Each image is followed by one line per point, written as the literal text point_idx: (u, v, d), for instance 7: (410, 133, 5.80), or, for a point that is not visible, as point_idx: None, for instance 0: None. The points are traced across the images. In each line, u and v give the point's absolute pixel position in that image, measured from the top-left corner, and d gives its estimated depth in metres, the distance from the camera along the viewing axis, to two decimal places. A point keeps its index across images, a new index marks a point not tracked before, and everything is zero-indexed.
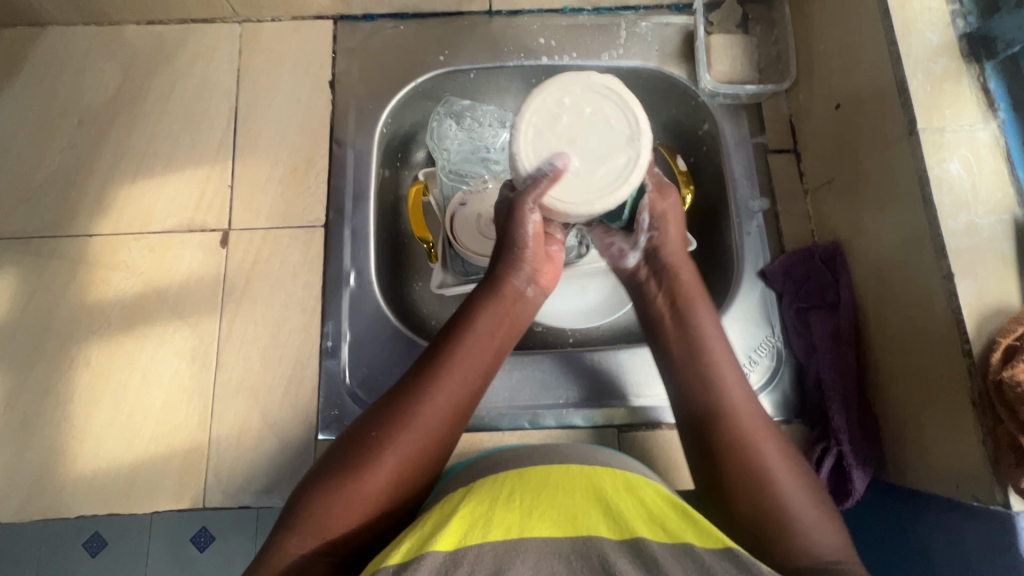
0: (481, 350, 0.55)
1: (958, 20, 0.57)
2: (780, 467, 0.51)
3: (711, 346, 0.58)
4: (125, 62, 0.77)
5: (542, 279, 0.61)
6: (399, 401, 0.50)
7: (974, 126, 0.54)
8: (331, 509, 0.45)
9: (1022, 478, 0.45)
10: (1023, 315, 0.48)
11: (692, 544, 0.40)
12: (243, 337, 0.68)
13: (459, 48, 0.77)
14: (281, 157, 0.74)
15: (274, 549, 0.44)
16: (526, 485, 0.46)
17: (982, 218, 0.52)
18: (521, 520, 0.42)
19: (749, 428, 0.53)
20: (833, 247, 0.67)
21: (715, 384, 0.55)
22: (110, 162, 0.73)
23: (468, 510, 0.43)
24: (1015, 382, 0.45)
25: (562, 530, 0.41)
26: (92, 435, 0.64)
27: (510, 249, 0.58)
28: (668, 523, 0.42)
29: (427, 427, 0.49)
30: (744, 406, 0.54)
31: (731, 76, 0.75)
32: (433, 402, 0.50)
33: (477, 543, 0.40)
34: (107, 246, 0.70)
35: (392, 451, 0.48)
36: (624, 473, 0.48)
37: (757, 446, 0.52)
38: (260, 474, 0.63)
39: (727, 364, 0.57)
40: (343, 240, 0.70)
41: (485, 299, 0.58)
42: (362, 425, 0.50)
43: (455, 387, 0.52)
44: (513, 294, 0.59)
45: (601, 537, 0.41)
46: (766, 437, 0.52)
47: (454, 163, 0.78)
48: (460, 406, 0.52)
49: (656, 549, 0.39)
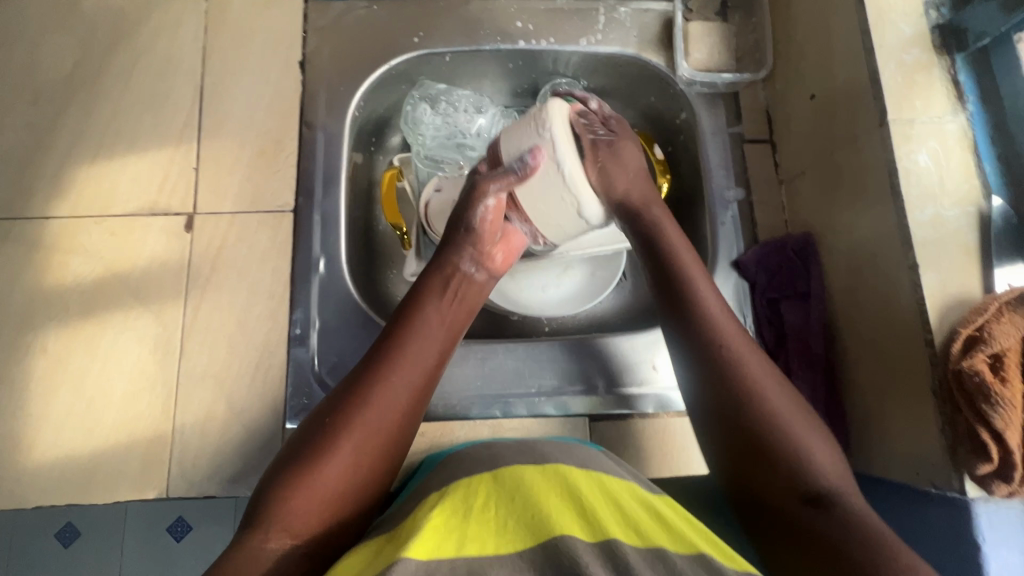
0: (435, 331, 0.55)
1: (930, 11, 0.57)
2: (776, 398, 0.49)
3: (692, 281, 0.55)
4: (84, 37, 0.73)
5: (493, 264, 0.61)
6: (352, 389, 0.50)
7: (942, 118, 0.55)
8: (295, 501, 0.44)
9: (978, 465, 0.46)
10: (983, 306, 0.48)
11: (664, 548, 0.40)
12: (208, 324, 0.66)
13: (434, 29, 0.75)
14: (249, 139, 0.72)
15: (239, 546, 0.42)
16: (498, 494, 0.46)
17: (947, 210, 0.53)
18: (495, 535, 0.42)
19: (741, 361, 0.51)
20: (805, 238, 0.68)
21: (706, 322, 0.53)
22: (69, 141, 0.70)
23: (439, 521, 0.43)
24: (973, 372, 0.46)
25: (532, 535, 0.41)
26: (49, 425, 0.62)
27: (457, 232, 0.59)
28: (642, 527, 0.42)
29: (382, 413, 0.49)
30: (736, 339, 0.52)
31: (708, 64, 0.75)
32: (386, 386, 0.50)
33: (451, 555, 0.40)
34: (65, 230, 0.67)
35: (347, 438, 0.47)
36: (600, 476, 0.48)
37: (750, 379, 0.50)
38: (226, 463, 0.62)
39: (710, 300, 0.54)
40: (313, 226, 0.69)
41: (434, 278, 0.58)
42: (315, 415, 0.49)
43: (408, 366, 0.51)
44: (463, 278, 0.59)
45: (573, 536, 0.40)
46: (764, 371, 0.50)
47: (429, 149, 0.76)
48: (419, 388, 0.51)
49: (628, 552, 0.39)
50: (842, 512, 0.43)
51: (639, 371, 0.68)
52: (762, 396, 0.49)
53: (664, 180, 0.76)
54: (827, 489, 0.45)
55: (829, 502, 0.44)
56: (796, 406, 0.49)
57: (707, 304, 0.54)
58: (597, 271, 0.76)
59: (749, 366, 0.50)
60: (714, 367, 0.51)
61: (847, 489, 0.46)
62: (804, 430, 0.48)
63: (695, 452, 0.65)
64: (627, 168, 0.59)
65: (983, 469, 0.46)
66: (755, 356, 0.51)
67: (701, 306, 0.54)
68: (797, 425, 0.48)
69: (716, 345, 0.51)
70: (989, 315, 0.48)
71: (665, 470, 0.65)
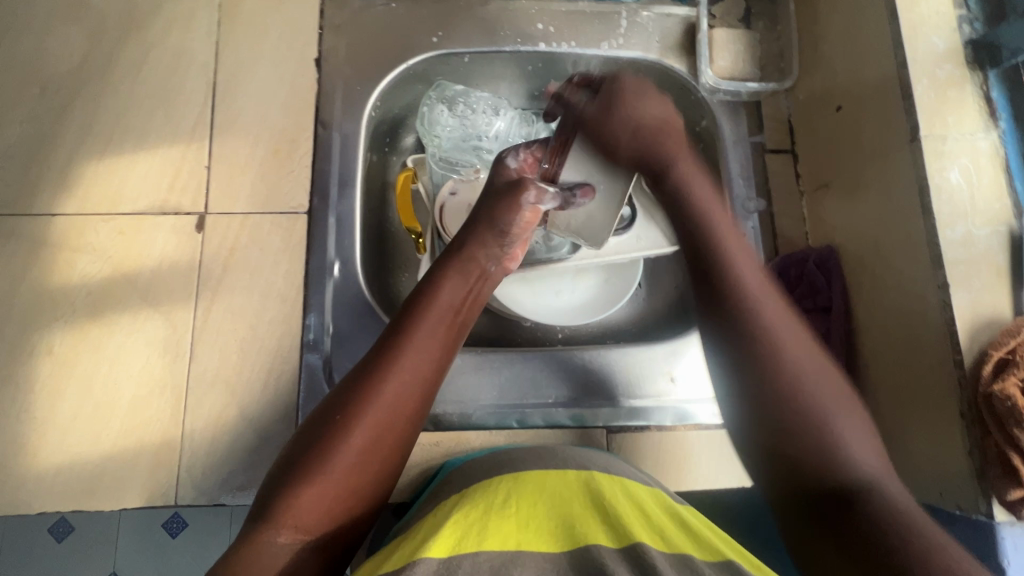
0: (446, 325, 0.53)
1: (964, 26, 0.57)
2: (818, 392, 0.51)
3: (737, 268, 0.58)
4: (93, 28, 0.71)
5: (513, 264, 0.60)
6: (360, 384, 0.48)
7: (975, 135, 0.54)
8: (306, 498, 0.43)
9: (1009, 489, 0.46)
10: (1015, 328, 0.48)
11: (690, 555, 0.40)
12: (219, 327, 0.64)
13: (454, 29, 0.74)
14: (262, 137, 0.70)
15: (250, 541, 0.42)
16: (520, 492, 0.45)
17: (978, 228, 0.52)
18: (517, 532, 0.41)
19: (774, 334, 0.54)
20: (828, 251, 0.66)
21: (751, 308, 0.56)
22: (77, 136, 0.68)
23: (462, 518, 0.42)
24: (1005, 396, 0.46)
25: (560, 542, 0.41)
26: (54, 428, 0.61)
27: (484, 224, 0.57)
28: (668, 534, 0.42)
29: (394, 410, 0.48)
30: (782, 328, 0.54)
31: (732, 72, 0.73)
32: (394, 381, 0.48)
33: (473, 551, 0.39)
34: (72, 227, 0.66)
35: (358, 435, 0.46)
36: (623, 480, 0.48)
37: (786, 364, 0.53)
38: (236, 470, 0.61)
39: (758, 291, 0.57)
40: (328, 228, 0.67)
41: (449, 271, 0.56)
42: (324, 410, 0.48)
43: (418, 362, 0.50)
44: (478, 272, 0.57)
45: (599, 544, 0.40)
46: (807, 361, 0.53)
47: (445, 150, 0.75)
48: (426, 382, 0.50)
49: (654, 556, 0.39)
50: (868, 509, 0.44)
51: (655, 382, 0.67)
52: (802, 384, 0.52)
53: None
54: (868, 481, 0.47)
55: (864, 491, 0.46)
56: (833, 393, 0.52)
57: (745, 277, 0.58)
58: (612, 279, 0.75)
59: (798, 363, 0.53)
60: (757, 355, 0.54)
61: (884, 481, 0.47)
62: (835, 417, 0.51)
63: (711, 466, 0.65)
64: (658, 121, 0.62)
65: (1014, 494, 0.46)
66: (809, 354, 0.54)
67: (755, 311, 0.55)
68: (841, 431, 0.50)
69: (763, 340, 0.54)
70: (1019, 339, 0.48)
71: (681, 483, 0.64)
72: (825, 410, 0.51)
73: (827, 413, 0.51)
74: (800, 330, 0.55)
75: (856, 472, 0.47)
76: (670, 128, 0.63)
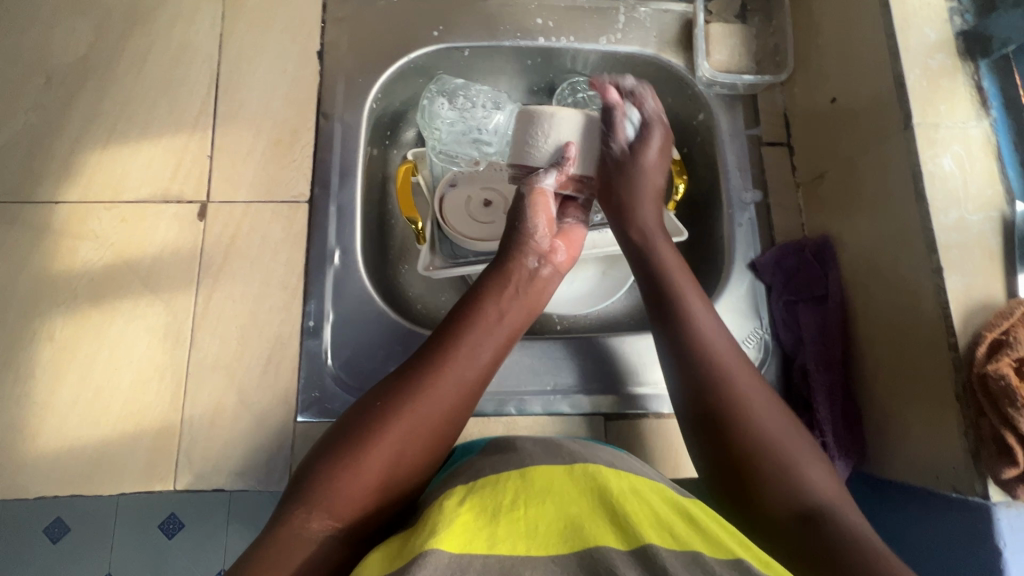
0: (492, 331, 0.55)
1: (955, 18, 0.58)
2: (771, 427, 0.51)
3: (689, 309, 0.57)
4: (99, 20, 0.72)
5: (557, 258, 0.62)
6: (406, 380, 0.51)
7: (966, 123, 0.55)
8: (343, 483, 0.44)
9: (1003, 469, 0.46)
10: (1007, 310, 0.49)
11: (701, 554, 0.40)
12: (219, 314, 0.65)
13: (454, 23, 0.75)
14: (264, 128, 0.71)
15: (281, 524, 0.43)
16: (529, 491, 0.45)
17: (971, 214, 0.53)
18: (527, 537, 0.41)
19: (730, 377, 0.53)
20: (823, 241, 0.67)
21: (705, 347, 0.55)
22: (80, 125, 0.69)
23: (470, 521, 0.42)
24: (998, 375, 0.46)
25: (568, 542, 0.41)
26: (54, 414, 0.61)
27: (516, 230, 0.61)
28: (678, 531, 0.42)
29: (437, 407, 0.50)
30: (728, 364, 0.54)
31: (729, 65, 0.75)
32: (442, 382, 0.50)
33: (484, 553, 0.39)
34: (75, 214, 0.66)
35: (399, 425, 0.48)
36: (630, 477, 0.48)
37: (742, 401, 0.52)
38: (235, 456, 0.61)
39: (708, 324, 0.56)
40: (328, 217, 0.68)
41: (494, 275, 0.59)
42: (368, 399, 0.50)
43: (467, 362, 0.52)
44: (522, 275, 0.59)
45: (609, 546, 0.40)
46: (751, 391, 0.53)
47: (445, 143, 0.76)
48: (472, 385, 0.52)
49: (666, 557, 0.39)
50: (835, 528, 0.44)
51: (654, 371, 0.67)
52: (751, 416, 0.51)
53: (681, 180, 0.76)
54: (822, 504, 0.46)
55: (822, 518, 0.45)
56: (791, 433, 0.51)
57: (703, 329, 0.56)
58: (609, 270, 0.76)
59: (750, 399, 0.52)
60: (716, 399, 0.52)
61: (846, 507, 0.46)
62: (800, 456, 0.49)
63: None
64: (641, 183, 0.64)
65: (1008, 473, 0.46)
66: (758, 392, 0.53)
67: (694, 329, 0.56)
68: (801, 462, 0.49)
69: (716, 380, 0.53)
70: (1012, 321, 0.48)
71: (678, 471, 0.64)
72: (788, 453, 0.49)
73: (785, 443, 0.50)
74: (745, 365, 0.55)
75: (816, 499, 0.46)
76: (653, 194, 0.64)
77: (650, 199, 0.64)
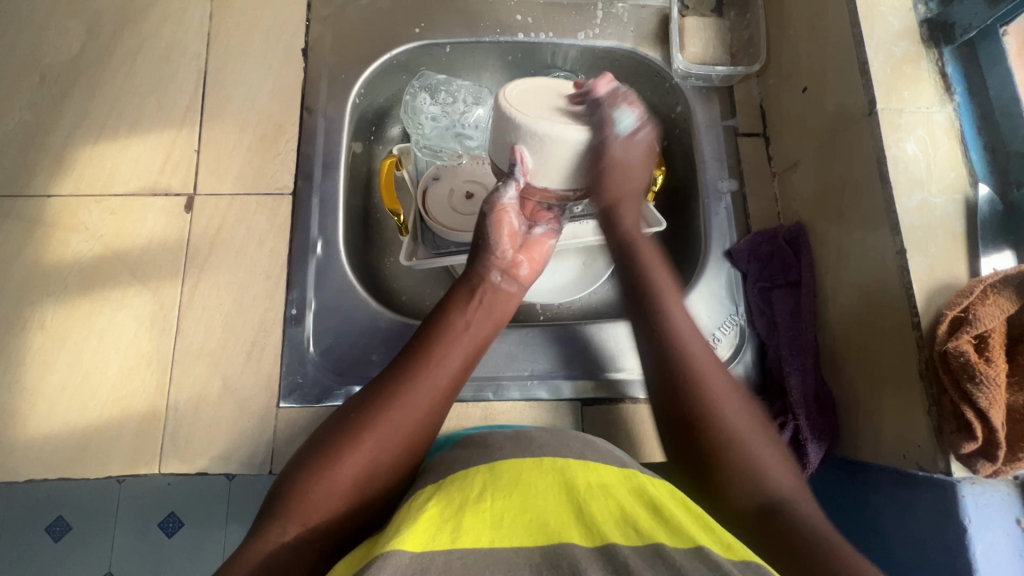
0: (461, 341, 0.56)
1: (918, 6, 0.59)
2: (732, 416, 0.53)
3: (665, 304, 0.59)
4: (92, 21, 0.75)
5: (521, 271, 0.62)
6: (377, 392, 0.51)
7: (930, 108, 0.56)
8: (315, 496, 0.45)
9: (963, 444, 0.47)
10: (968, 288, 0.49)
11: (663, 545, 0.38)
12: (204, 303, 0.66)
13: (435, 20, 0.77)
14: (249, 123, 0.73)
15: (257, 537, 0.44)
16: (496, 484, 0.44)
17: (934, 196, 0.54)
18: (491, 527, 0.40)
19: (697, 364, 0.56)
20: (796, 228, 0.68)
21: (676, 337, 0.57)
22: (72, 122, 0.71)
23: (433, 515, 0.40)
24: (959, 352, 0.47)
25: (534, 534, 0.39)
26: (44, 399, 0.63)
27: (480, 245, 0.61)
28: (641, 525, 0.40)
29: (406, 417, 0.50)
30: (699, 351, 0.56)
31: (703, 57, 0.77)
32: (409, 393, 0.51)
33: (445, 547, 0.38)
34: (66, 207, 0.68)
35: (369, 437, 0.48)
36: (599, 468, 0.46)
37: (705, 390, 0.54)
38: (219, 440, 0.62)
39: (679, 314, 0.59)
40: (311, 208, 0.70)
41: (460, 290, 0.59)
42: (341, 413, 0.51)
43: (434, 373, 0.52)
44: (485, 287, 0.60)
45: (572, 543, 0.38)
46: (718, 384, 0.55)
47: (428, 138, 0.78)
48: (442, 395, 0.52)
49: (627, 555, 0.37)
50: (794, 519, 0.46)
51: (631, 357, 0.68)
52: (713, 405, 0.53)
53: (660, 171, 0.76)
54: (782, 497, 0.48)
55: (783, 508, 0.47)
56: (754, 426, 0.53)
57: (677, 321, 0.58)
58: (590, 261, 0.77)
59: (714, 383, 0.54)
60: (680, 376, 0.55)
61: (799, 498, 0.48)
62: (763, 451, 0.51)
63: None
64: (622, 174, 0.62)
65: (966, 448, 0.47)
66: (722, 384, 0.55)
67: (671, 318, 0.58)
68: (766, 458, 0.51)
69: (682, 367, 0.55)
70: (973, 298, 0.48)
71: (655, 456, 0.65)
72: (748, 444, 0.51)
73: (749, 437, 0.52)
74: (713, 356, 0.57)
75: (773, 489, 0.49)
76: (636, 188, 0.64)
77: (632, 199, 0.64)
